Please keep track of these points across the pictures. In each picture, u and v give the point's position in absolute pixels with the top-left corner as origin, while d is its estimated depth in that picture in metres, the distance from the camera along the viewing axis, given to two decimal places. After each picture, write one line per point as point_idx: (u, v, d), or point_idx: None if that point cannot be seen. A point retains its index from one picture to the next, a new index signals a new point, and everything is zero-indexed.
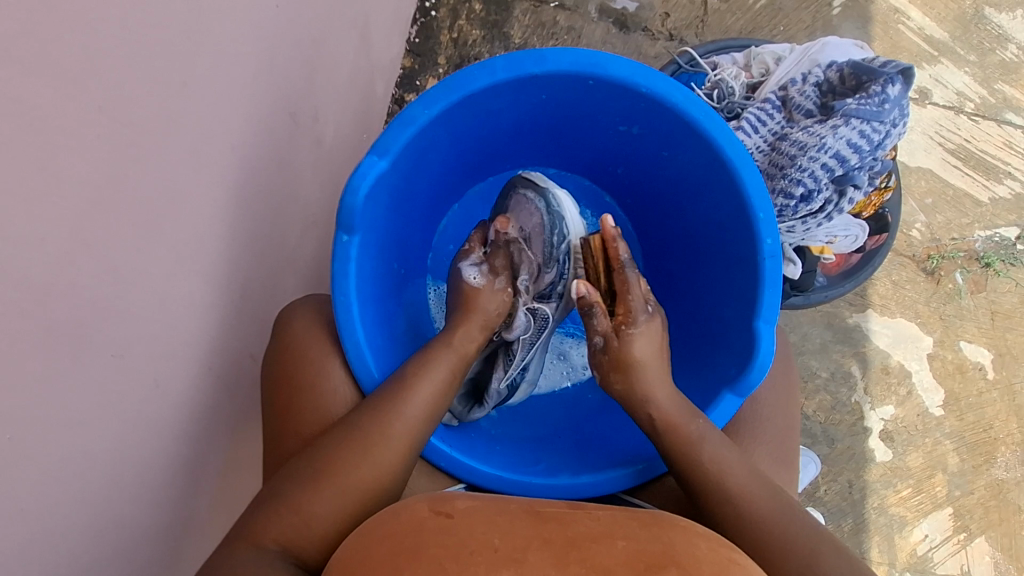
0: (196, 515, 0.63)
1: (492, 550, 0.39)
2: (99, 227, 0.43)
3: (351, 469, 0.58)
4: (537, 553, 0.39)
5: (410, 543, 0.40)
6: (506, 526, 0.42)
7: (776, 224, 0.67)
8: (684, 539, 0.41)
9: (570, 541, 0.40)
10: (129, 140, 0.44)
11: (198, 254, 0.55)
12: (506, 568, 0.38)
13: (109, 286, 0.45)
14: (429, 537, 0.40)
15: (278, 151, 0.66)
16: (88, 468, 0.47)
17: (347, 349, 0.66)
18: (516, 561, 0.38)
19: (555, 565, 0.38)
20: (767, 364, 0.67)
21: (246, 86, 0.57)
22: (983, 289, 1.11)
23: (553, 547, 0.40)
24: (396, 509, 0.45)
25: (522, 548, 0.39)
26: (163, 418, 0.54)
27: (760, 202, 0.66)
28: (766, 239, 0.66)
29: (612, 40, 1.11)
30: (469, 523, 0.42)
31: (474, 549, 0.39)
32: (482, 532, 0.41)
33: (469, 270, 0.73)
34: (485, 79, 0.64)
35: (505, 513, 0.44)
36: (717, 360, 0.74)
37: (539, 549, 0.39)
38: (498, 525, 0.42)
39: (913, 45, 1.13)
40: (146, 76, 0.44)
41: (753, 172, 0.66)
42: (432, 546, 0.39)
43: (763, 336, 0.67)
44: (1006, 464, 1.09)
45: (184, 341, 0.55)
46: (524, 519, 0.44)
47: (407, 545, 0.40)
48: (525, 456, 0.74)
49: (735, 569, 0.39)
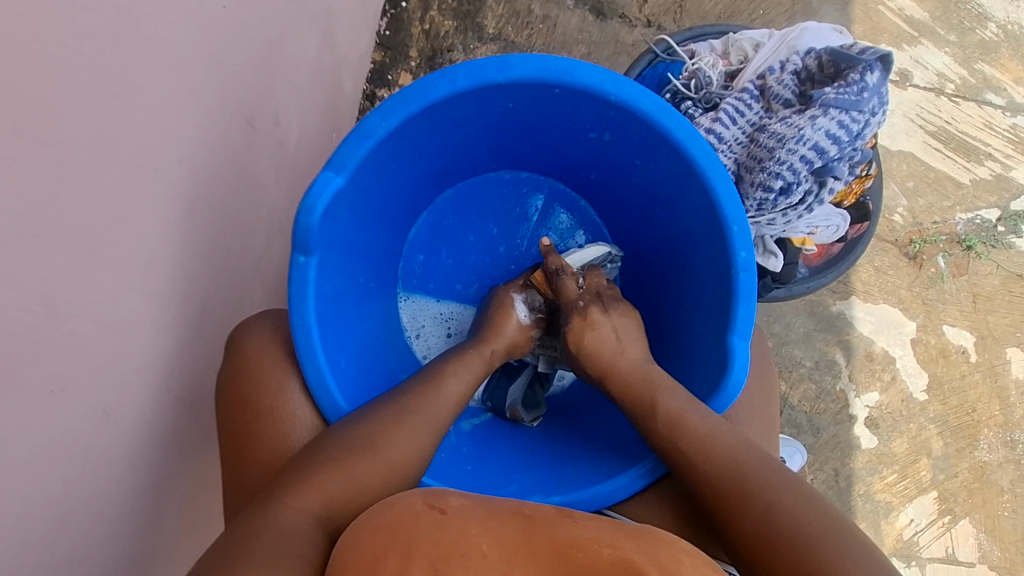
0: (163, 542, 0.60)
1: (480, 556, 0.41)
2: (26, 255, 0.40)
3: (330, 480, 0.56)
4: (523, 564, 0.41)
5: (404, 539, 0.42)
6: (497, 529, 0.44)
7: (751, 235, 0.65)
8: (668, 551, 0.42)
9: (557, 553, 0.41)
10: (58, 159, 0.41)
11: (147, 275, 0.52)
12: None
13: (43, 317, 0.42)
14: (423, 534, 0.42)
15: (234, 160, 0.63)
16: (35, 508, 0.44)
17: (309, 376, 0.63)
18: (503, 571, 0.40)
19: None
20: (744, 378, 0.65)
21: (192, 95, 0.53)
22: (965, 272, 1.11)
23: (541, 558, 0.41)
24: (394, 498, 0.48)
25: (510, 556, 0.41)
26: (117, 448, 0.52)
27: (733, 212, 0.64)
28: (741, 252, 0.64)
29: (588, 28, 1.07)
30: (461, 522, 0.44)
31: (464, 551, 0.41)
32: (472, 535, 0.43)
33: (520, 307, 0.78)
34: (447, 88, 0.61)
35: (497, 517, 0.45)
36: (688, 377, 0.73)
37: (525, 559, 0.41)
38: (489, 528, 0.44)
39: (893, 26, 1.11)
40: (74, 89, 0.41)
41: (727, 183, 0.64)
42: (425, 544, 0.41)
43: (736, 352, 0.65)
44: (989, 446, 1.09)
45: (135, 366, 0.53)
46: (518, 521, 0.45)
47: (401, 541, 0.42)
48: (497, 476, 0.72)
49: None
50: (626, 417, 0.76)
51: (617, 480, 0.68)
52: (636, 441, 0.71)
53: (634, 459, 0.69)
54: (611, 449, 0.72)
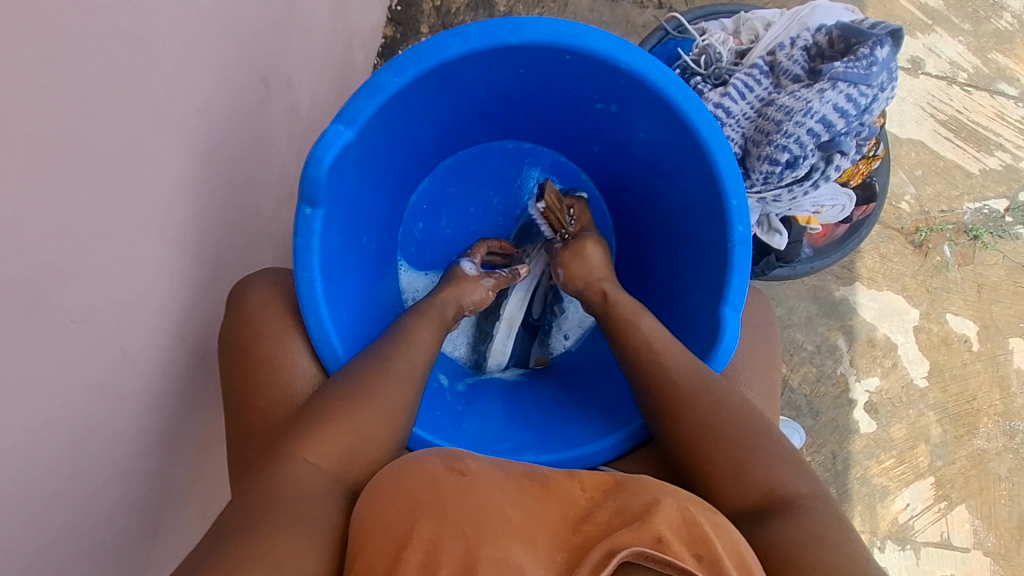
0: (174, 486, 0.62)
1: (506, 522, 0.44)
2: (52, 186, 0.41)
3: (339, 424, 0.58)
4: (546, 535, 0.44)
5: (433, 502, 0.44)
6: (516, 498, 0.47)
7: (749, 211, 0.66)
8: (680, 501, 0.45)
9: (576, 522, 0.45)
10: (83, 95, 0.42)
11: (163, 221, 0.54)
12: (518, 543, 0.43)
13: (66, 249, 0.43)
14: (449, 496, 0.45)
15: (249, 118, 0.64)
16: (52, 437, 0.46)
17: (311, 327, 0.65)
18: (529, 540, 0.43)
19: (563, 549, 0.43)
20: (733, 348, 0.66)
21: (210, 46, 0.54)
22: (971, 262, 1.11)
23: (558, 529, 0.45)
24: (412, 457, 0.49)
25: (532, 527, 0.44)
26: (132, 388, 0.53)
27: (734, 187, 0.65)
28: (738, 226, 0.65)
29: (600, 8, 1.08)
30: (484, 486, 0.47)
31: (491, 518, 0.44)
32: (498, 501, 0.46)
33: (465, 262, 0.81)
34: (459, 47, 0.62)
35: (514, 483, 0.49)
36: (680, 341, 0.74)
37: (545, 530, 0.45)
38: (509, 495, 0.47)
39: (907, 14, 1.11)
40: (98, 26, 0.42)
41: (729, 158, 0.65)
42: (452, 508, 0.44)
43: (728, 322, 0.66)
44: (988, 434, 1.10)
45: (151, 309, 0.54)
46: (532, 490, 0.48)
47: (429, 503, 0.44)
48: (491, 434, 0.74)
49: (722, 533, 0.44)
50: (621, 381, 0.76)
51: (602, 441, 0.69)
52: (629, 403, 0.72)
53: (621, 424, 0.70)
54: (604, 412, 0.74)
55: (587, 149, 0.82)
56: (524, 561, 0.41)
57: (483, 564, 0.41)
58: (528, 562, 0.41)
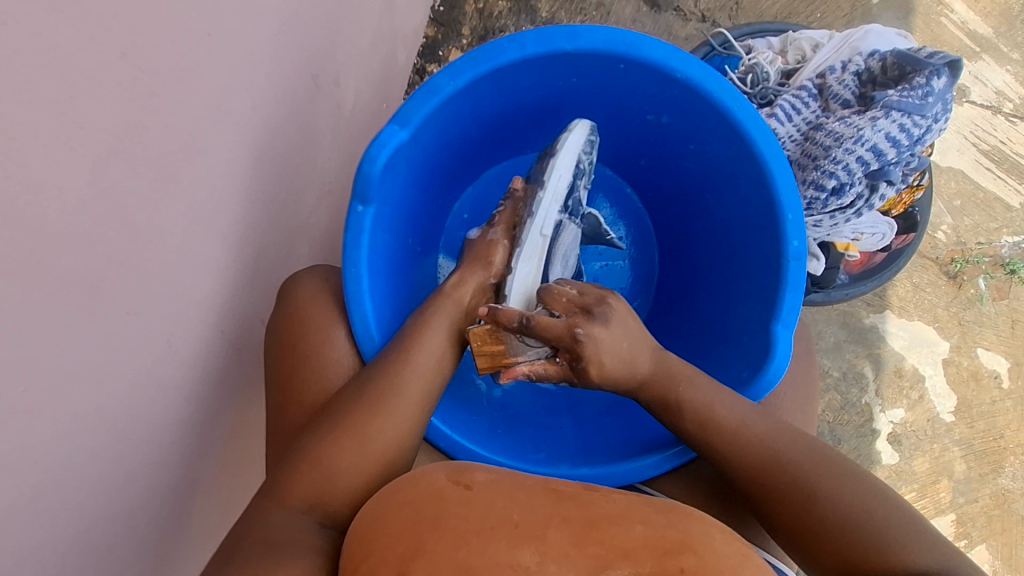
0: (204, 476, 0.63)
1: (512, 526, 0.41)
2: (119, 177, 0.42)
3: (374, 430, 0.59)
4: (557, 532, 0.40)
5: (433, 514, 0.42)
6: (527, 502, 0.44)
7: (804, 225, 0.65)
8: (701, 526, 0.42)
9: (590, 522, 0.41)
10: (152, 89, 0.42)
11: (214, 216, 0.54)
12: (526, 545, 0.39)
13: (127, 240, 0.44)
14: (451, 509, 0.43)
15: (298, 115, 0.64)
16: (101, 423, 0.46)
17: (355, 322, 0.65)
18: (536, 538, 0.40)
19: (573, 547, 0.39)
20: (785, 365, 0.65)
21: (268, 43, 0.55)
22: (1006, 296, 1.08)
23: (573, 527, 0.41)
24: (417, 472, 0.48)
25: (541, 525, 0.41)
26: (174, 379, 0.54)
27: (789, 200, 0.64)
28: (793, 239, 0.64)
29: (642, 18, 1.06)
30: (489, 495, 0.44)
31: (495, 523, 0.41)
32: (502, 508, 0.43)
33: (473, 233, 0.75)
34: (516, 52, 0.62)
35: (524, 488, 0.45)
36: (726, 361, 0.72)
37: (558, 528, 0.41)
38: (518, 500, 0.44)
39: (955, 40, 1.09)
40: (169, 22, 0.42)
41: (785, 168, 0.64)
42: (454, 519, 0.41)
43: (780, 339, 0.65)
44: (1013, 473, 1.07)
45: (197, 302, 0.55)
46: (544, 493, 0.45)
47: (430, 516, 0.42)
48: (525, 444, 0.74)
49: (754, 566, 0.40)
50: None
51: (649, 455, 0.68)
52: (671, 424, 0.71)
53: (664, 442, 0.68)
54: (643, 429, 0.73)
55: (640, 163, 0.82)
56: (529, 565, 0.38)
57: (481, 569, 0.38)
58: (535, 563, 0.38)
